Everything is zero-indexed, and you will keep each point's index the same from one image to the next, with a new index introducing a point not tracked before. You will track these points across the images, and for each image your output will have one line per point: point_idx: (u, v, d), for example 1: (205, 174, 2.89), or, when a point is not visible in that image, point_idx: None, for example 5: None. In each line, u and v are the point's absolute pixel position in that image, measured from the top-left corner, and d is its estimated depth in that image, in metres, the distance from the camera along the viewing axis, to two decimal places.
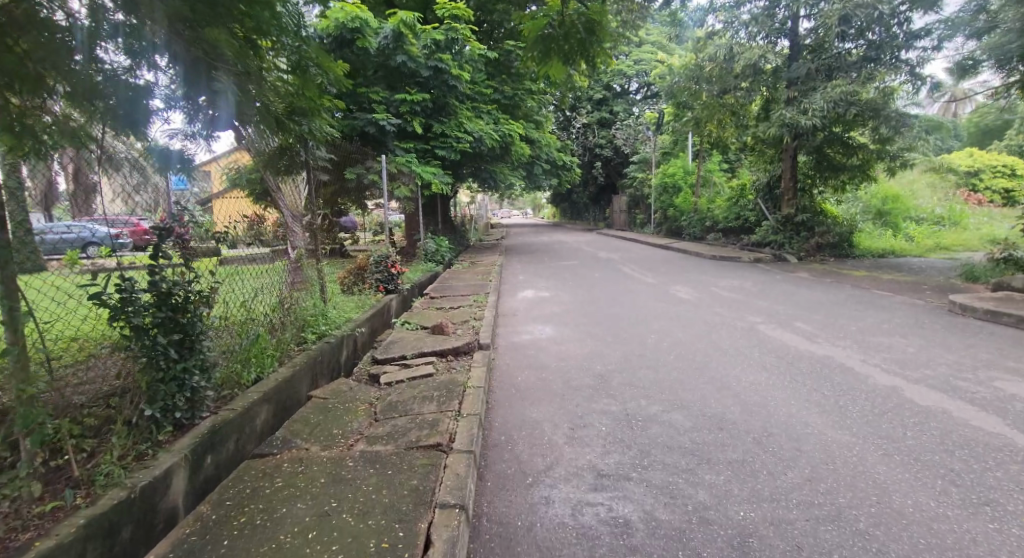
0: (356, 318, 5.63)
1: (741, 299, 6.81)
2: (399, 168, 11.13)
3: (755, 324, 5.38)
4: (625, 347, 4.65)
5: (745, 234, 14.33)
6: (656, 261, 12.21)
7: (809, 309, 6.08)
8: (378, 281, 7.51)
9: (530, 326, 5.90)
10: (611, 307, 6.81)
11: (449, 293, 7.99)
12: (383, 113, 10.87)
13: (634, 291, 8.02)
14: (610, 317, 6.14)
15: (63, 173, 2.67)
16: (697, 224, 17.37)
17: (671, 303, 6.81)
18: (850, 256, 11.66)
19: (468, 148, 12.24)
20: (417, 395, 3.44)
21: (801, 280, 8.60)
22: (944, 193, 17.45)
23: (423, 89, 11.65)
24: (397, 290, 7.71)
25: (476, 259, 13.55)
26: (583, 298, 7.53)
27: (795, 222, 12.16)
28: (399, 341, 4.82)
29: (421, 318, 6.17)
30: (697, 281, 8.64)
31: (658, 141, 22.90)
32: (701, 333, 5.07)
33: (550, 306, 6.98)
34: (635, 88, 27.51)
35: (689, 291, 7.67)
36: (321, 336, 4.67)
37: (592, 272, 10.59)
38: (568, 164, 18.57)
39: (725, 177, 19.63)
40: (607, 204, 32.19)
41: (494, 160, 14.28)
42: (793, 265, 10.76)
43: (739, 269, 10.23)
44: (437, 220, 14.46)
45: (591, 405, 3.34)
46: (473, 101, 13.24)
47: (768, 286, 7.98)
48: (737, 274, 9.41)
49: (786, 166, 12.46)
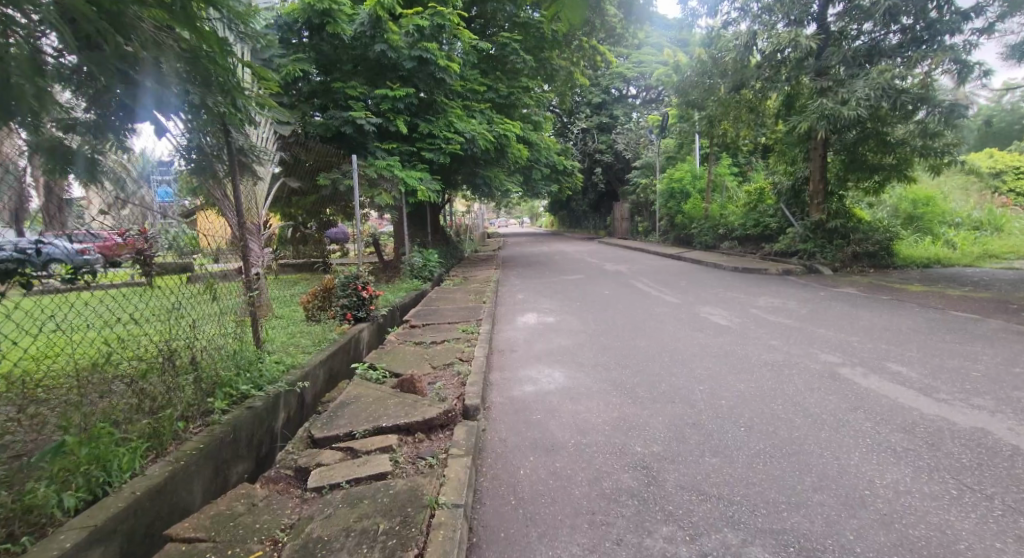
0: (302, 366, 4.28)
1: (795, 326, 5.50)
2: (378, 173, 9.88)
3: (834, 366, 4.07)
4: (668, 411, 3.33)
5: (766, 243, 13.05)
6: (671, 274, 10.95)
7: (889, 340, 4.78)
8: (344, 308, 6.19)
9: (533, 368, 4.57)
10: (632, 337, 5.49)
11: (433, 320, 6.67)
12: (361, 111, 9.63)
13: (656, 314, 6.70)
14: (634, 352, 4.83)
15: (35, 185, 2.51)
16: (710, 232, 16.11)
17: (707, 332, 5.51)
18: (890, 267, 10.38)
19: (458, 150, 10.96)
20: (354, 524, 2.12)
21: (851, 297, 7.31)
22: (974, 196, 16.20)
23: (407, 84, 10.42)
24: (370, 318, 6.40)
25: (468, 273, 12.25)
26: (596, 324, 6.21)
27: (828, 228, 10.85)
28: (353, 403, 3.47)
29: (393, 359, 4.84)
30: (728, 301, 7.35)
31: (661, 145, 21.74)
32: (765, 383, 3.77)
33: (558, 338, 5.67)
34: (635, 91, 26.53)
35: (724, 316, 6.35)
36: (243, 403, 3.31)
37: (602, 288, 9.31)
38: (569, 168, 17.32)
39: (737, 182, 18.40)
40: (609, 212, 30.90)
41: (490, 164, 12.98)
42: (830, 278, 9.49)
43: (771, 283, 8.95)
44: (427, 230, 13.18)
45: (646, 547, 2.01)
46: (465, 100, 12.02)
47: (815, 306, 6.70)
48: (773, 290, 8.10)
49: (814, 166, 11.20)
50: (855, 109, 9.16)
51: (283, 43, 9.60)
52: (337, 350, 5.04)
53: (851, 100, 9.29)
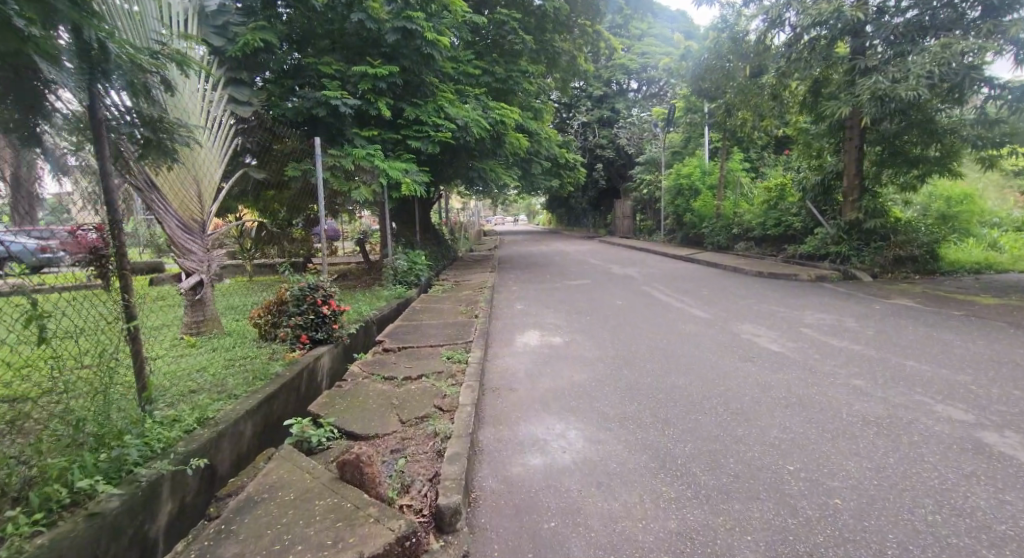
0: (213, 422, 3.06)
1: (876, 356, 4.31)
2: (356, 163, 8.68)
3: (972, 428, 2.88)
4: (759, 525, 2.14)
5: (789, 245, 11.87)
6: (687, 279, 9.79)
7: (1015, 380, 3.59)
8: (297, 329, 4.95)
9: (537, 421, 3.37)
10: (662, 370, 4.29)
11: (412, 340, 5.46)
12: (337, 90, 8.42)
13: (685, 334, 5.48)
14: (673, 397, 3.62)
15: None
16: (723, 232, 14.94)
17: (759, 363, 4.33)
18: (936, 273, 9.22)
19: (449, 138, 9.75)
20: None
21: (915, 311, 6.11)
22: (1006, 195, 15.03)
23: (391, 62, 9.18)
24: (333, 339, 5.17)
25: (461, 277, 11.02)
26: (614, 349, 5.02)
27: (863, 229, 9.67)
28: (261, 506, 2.24)
29: (346, 405, 3.61)
30: (767, 316, 6.18)
31: (667, 139, 20.50)
32: (886, 460, 2.56)
33: (567, 371, 4.45)
34: (636, 85, 25.36)
35: (770, 338, 5.15)
36: (83, 512, 2.12)
37: (613, 297, 8.12)
38: (571, 162, 16.02)
39: (750, 178, 17.17)
40: (610, 208, 29.61)
41: (485, 155, 11.71)
42: (873, 286, 8.32)
43: (808, 293, 7.77)
44: (415, 229, 11.94)
45: None
46: (457, 83, 10.82)
47: (880, 324, 5.50)
48: (816, 302, 6.91)
49: (847, 159, 10.01)
50: (915, 88, 7.49)
51: (242, 12, 8.28)
52: (275, 391, 3.82)
53: (910, 76, 7.62)
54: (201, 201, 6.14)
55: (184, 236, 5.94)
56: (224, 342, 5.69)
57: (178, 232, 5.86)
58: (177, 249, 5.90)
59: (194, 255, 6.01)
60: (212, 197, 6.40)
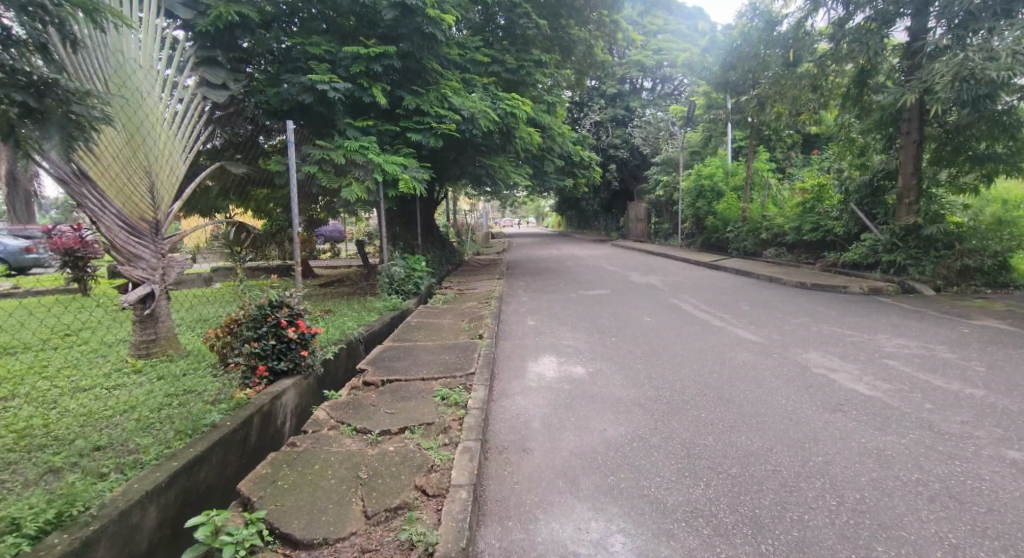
0: (79, 521, 2.12)
1: (1014, 407, 3.23)
2: (347, 157, 7.71)
3: None
4: None
5: (829, 252, 10.78)
6: (720, 291, 8.73)
7: None
8: (253, 359, 3.93)
9: (565, 517, 2.35)
10: (722, 423, 3.23)
11: (400, 370, 4.44)
12: (324, 74, 7.48)
13: (737, 365, 4.43)
14: (752, 476, 2.57)
15: None
16: (750, 237, 13.85)
17: (854, 415, 3.26)
18: (1009, 287, 8.06)
19: (453, 131, 8.73)
20: None
21: (1016, 337, 5.01)
22: None
23: (388, 44, 8.23)
24: (298, 370, 4.15)
25: (466, 285, 10.00)
26: (654, 386, 3.98)
27: (920, 236, 8.56)
28: None
29: (294, 480, 2.59)
30: (833, 341, 5.12)
31: (685, 138, 19.37)
32: None
33: (597, 421, 3.41)
34: (650, 83, 24.39)
35: (849, 374, 4.07)
36: None
37: (639, 311, 7.07)
38: (586, 160, 14.93)
39: (777, 178, 15.98)
40: (623, 211, 28.44)
41: (493, 151, 10.66)
42: (942, 301, 7.22)
43: (869, 310, 6.67)
44: (416, 231, 10.95)
45: None
46: (463, 72, 9.88)
47: (986, 355, 4.41)
48: (886, 323, 5.83)
49: (901, 156, 8.88)
50: (1011, 67, 6.35)
51: None
52: (201, 455, 2.82)
53: (999, 53, 6.48)
54: (154, 198, 5.17)
55: (131, 239, 4.93)
56: (175, 368, 4.70)
57: (122, 234, 4.85)
58: (121, 254, 4.88)
59: (143, 262, 5.02)
60: (170, 194, 5.44)
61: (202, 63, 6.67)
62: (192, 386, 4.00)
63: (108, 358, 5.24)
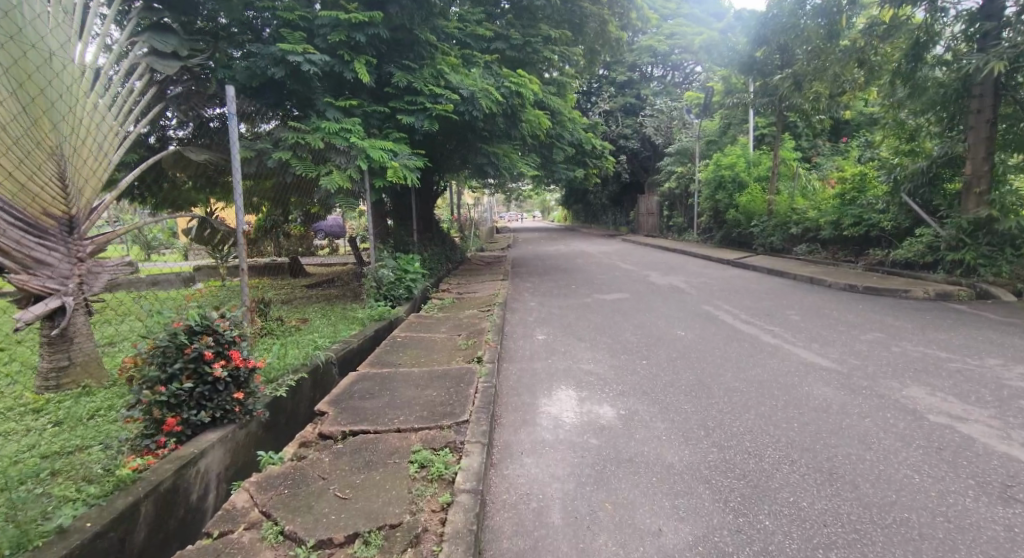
0: None
1: None
2: (326, 141, 6.61)
3: None
4: None
5: (874, 249, 9.57)
6: (758, 295, 7.56)
7: None
8: (160, 411, 2.81)
9: None
10: (841, 525, 2.14)
11: (369, 414, 3.33)
12: (298, 43, 6.37)
13: (824, 409, 3.30)
14: None
15: None
16: (778, 232, 12.66)
17: None
18: None
19: (450, 112, 7.62)
20: None
21: None
22: None
23: (374, 10, 7.10)
24: (227, 421, 3.04)
25: (466, 288, 8.90)
26: (717, 446, 2.85)
27: (992, 231, 7.39)
28: None
29: None
30: (934, 369, 3.98)
31: (702, 126, 18.08)
32: None
33: (645, 513, 2.32)
34: (662, 70, 23.10)
35: (988, 426, 2.94)
36: None
37: (671, 323, 5.92)
38: (598, 149, 13.72)
39: (804, 168, 14.74)
40: (632, 204, 27.19)
41: (496, 138, 9.49)
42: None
43: (951, 321, 5.53)
44: (412, 227, 9.84)
45: None
46: (462, 47, 8.73)
47: None
48: (986, 341, 4.69)
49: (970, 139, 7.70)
50: None
51: None
52: None
53: None
54: (66, 187, 4.03)
55: (28, 238, 3.81)
56: (83, 407, 3.61)
57: (11, 231, 3.72)
58: (17, 260, 3.75)
59: (49, 269, 3.91)
60: (96, 182, 4.32)
61: (152, 27, 5.56)
62: (80, 449, 2.89)
63: (14, 387, 4.18)
